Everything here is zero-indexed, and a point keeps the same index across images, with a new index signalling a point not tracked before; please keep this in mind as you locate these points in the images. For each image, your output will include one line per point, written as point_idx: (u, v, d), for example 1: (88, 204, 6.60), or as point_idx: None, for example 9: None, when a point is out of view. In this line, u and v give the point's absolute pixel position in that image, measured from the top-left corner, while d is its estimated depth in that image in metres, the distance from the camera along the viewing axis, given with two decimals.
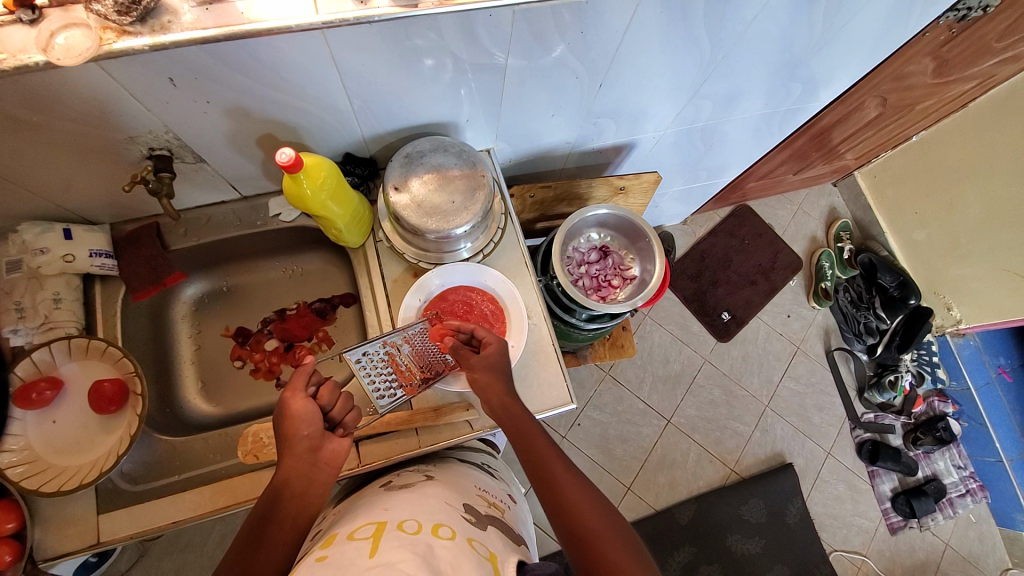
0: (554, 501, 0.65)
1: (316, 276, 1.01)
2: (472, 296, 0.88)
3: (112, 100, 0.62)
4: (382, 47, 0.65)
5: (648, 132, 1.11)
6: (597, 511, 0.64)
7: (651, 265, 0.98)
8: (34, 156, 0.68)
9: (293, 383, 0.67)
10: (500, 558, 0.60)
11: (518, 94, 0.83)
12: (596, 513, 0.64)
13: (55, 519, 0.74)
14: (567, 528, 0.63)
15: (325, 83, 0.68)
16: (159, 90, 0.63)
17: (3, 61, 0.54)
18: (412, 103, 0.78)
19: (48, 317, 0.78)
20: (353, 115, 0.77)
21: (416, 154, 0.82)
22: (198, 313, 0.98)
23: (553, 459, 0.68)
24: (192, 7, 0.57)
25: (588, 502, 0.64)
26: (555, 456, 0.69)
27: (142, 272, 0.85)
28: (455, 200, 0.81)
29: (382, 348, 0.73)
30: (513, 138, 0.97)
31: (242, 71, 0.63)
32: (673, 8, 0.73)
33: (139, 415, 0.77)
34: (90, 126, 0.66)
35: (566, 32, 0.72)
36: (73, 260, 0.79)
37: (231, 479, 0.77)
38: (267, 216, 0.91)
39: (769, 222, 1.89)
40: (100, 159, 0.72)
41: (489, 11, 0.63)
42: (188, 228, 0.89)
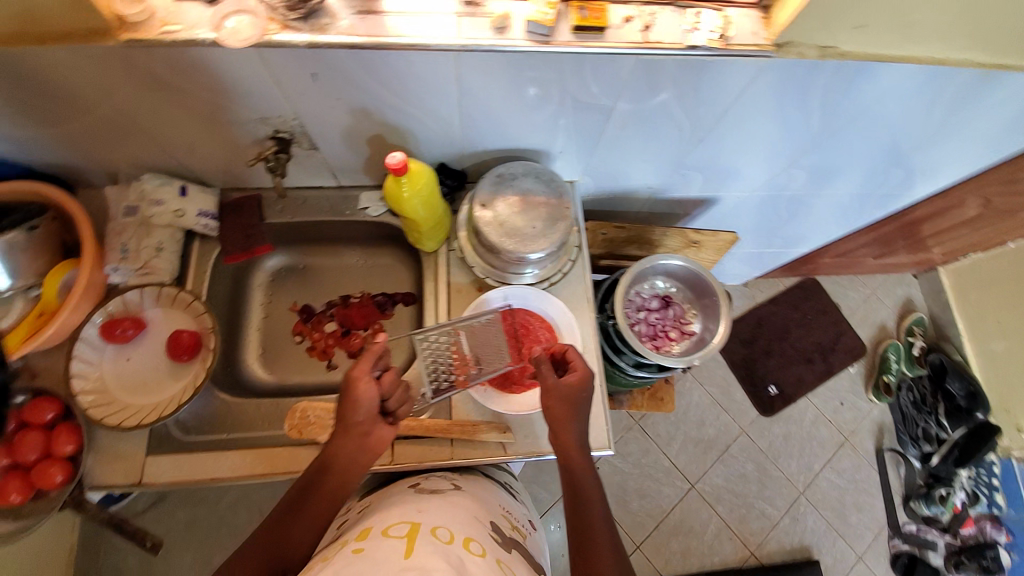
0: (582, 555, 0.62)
1: (384, 271, 1.06)
2: (530, 321, 0.88)
3: (255, 84, 0.68)
4: (504, 75, 0.68)
5: (734, 192, 1.09)
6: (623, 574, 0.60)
7: (713, 325, 0.94)
8: (176, 118, 0.75)
9: (361, 365, 0.68)
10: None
11: (617, 135, 0.84)
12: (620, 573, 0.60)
13: (107, 450, 0.78)
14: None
15: (443, 98, 0.72)
16: (299, 82, 0.68)
17: (177, 32, 0.60)
18: (516, 128, 0.81)
19: (147, 262, 0.84)
20: (460, 129, 0.80)
21: (508, 176, 0.84)
22: (273, 283, 1.04)
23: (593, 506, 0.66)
24: (350, 15, 0.62)
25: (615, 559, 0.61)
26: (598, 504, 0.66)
27: (237, 238, 0.91)
28: (536, 226, 0.82)
29: (448, 333, 0.82)
30: (600, 175, 0.98)
31: (375, 77, 0.67)
32: (792, 81, 0.74)
33: (206, 369, 0.80)
34: (230, 101, 0.72)
35: (681, 86, 0.73)
36: (182, 216, 0.86)
37: (274, 451, 0.80)
38: (355, 208, 0.96)
39: (835, 301, 1.81)
40: (229, 131, 0.79)
41: (614, 57, 0.65)
42: (284, 205, 0.95)
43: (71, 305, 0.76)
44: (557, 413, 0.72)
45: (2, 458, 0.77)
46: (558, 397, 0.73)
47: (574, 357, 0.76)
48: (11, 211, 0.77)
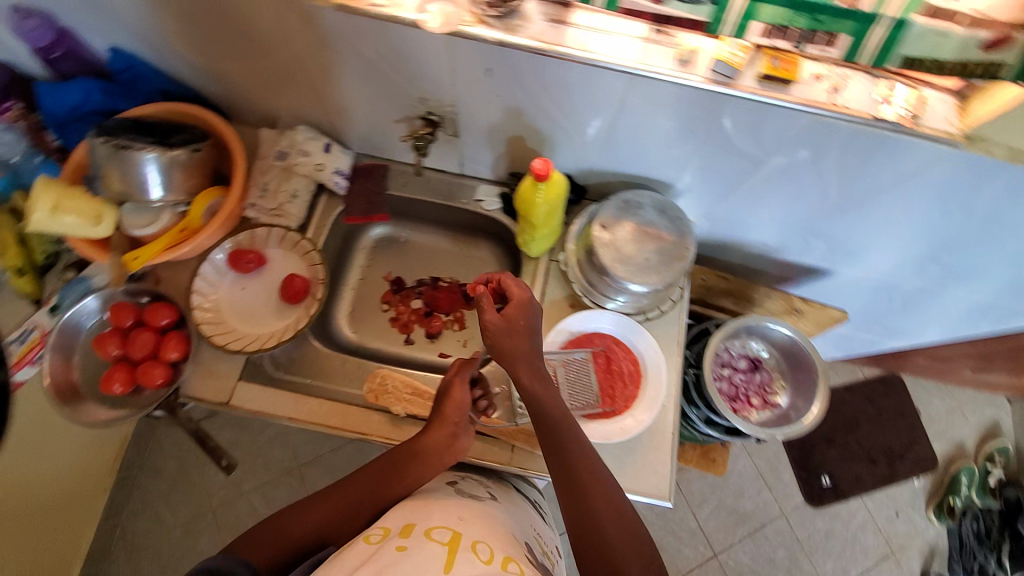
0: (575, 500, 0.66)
1: (478, 263, 1.07)
2: (616, 350, 0.85)
3: (430, 67, 0.72)
4: (670, 105, 0.68)
5: (850, 270, 1.03)
6: (616, 515, 0.66)
7: (804, 405, 0.88)
8: (346, 81, 0.80)
9: (461, 373, 0.84)
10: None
11: (756, 187, 0.82)
12: (613, 516, 0.65)
13: (205, 365, 0.84)
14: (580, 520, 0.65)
15: (600, 114, 0.73)
16: (472, 73, 0.70)
17: (383, 7, 0.63)
18: (655, 158, 0.81)
19: (281, 206, 0.90)
20: (601, 146, 0.80)
21: (635, 203, 0.83)
22: (375, 250, 1.09)
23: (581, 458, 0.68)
24: (542, 21, 0.64)
25: (607, 504, 0.66)
26: (587, 453, 0.69)
27: (360, 202, 0.96)
28: (650, 259, 0.80)
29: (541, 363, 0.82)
30: (719, 222, 0.95)
31: (544, 82, 0.69)
32: (969, 175, 0.69)
33: (311, 316, 0.86)
34: (400, 77, 0.76)
35: (849, 153, 0.70)
36: (321, 169, 0.92)
37: (346, 407, 0.84)
38: (471, 198, 0.99)
39: (915, 406, 1.67)
40: (386, 103, 0.83)
41: (793, 111, 0.64)
42: (407, 181, 1.00)
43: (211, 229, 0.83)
44: (519, 346, 0.70)
45: (114, 348, 0.82)
46: (516, 330, 0.70)
47: (510, 285, 0.73)
48: (178, 131, 0.82)
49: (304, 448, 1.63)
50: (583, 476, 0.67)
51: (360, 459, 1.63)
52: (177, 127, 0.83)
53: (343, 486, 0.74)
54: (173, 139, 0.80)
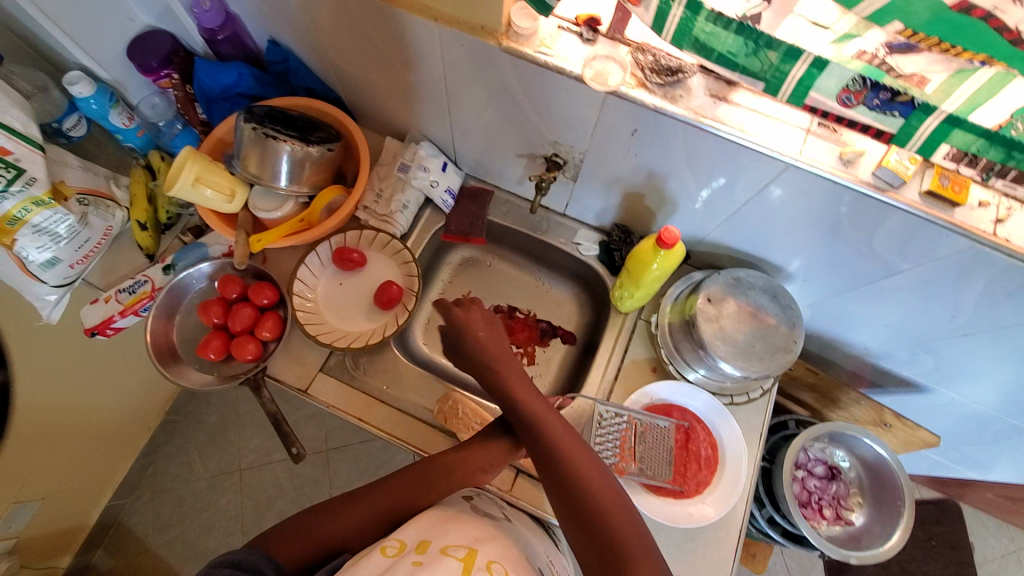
0: (556, 472, 0.64)
1: (557, 302, 1.08)
2: (696, 428, 0.82)
3: (574, 117, 0.73)
4: (815, 200, 0.67)
5: (948, 392, 0.98)
6: (608, 481, 0.63)
7: (882, 529, 0.83)
8: (483, 112, 0.82)
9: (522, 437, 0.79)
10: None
11: (878, 292, 0.79)
12: (603, 482, 0.63)
13: (292, 350, 0.89)
14: (566, 492, 0.62)
15: (736, 192, 0.72)
16: (616, 131, 0.71)
17: (549, 58, 0.65)
18: (775, 241, 0.80)
19: (390, 213, 0.93)
20: (723, 219, 0.80)
21: (746, 283, 0.81)
22: (459, 267, 1.10)
23: (556, 427, 0.67)
24: (705, 95, 0.64)
25: (595, 471, 0.63)
26: (561, 424, 0.67)
27: (462, 222, 0.99)
28: (756, 346, 0.78)
29: (623, 420, 0.79)
30: (821, 314, 0.93)
31: (688, 152, 0.69)
32: None
33: (398, 326, 0.88)
34: (538, 119, 0.77)
35: (995, 285, 0.66)
36: (434, 186, 0.95)
37: (415, 423, 0.86)
38: (568, 239, 1.00)
39: (973, 542, 1.55)
40: (512, 137, 0.85)
41: (947, 233, 0.61)
42: (508, 210, 1.02)
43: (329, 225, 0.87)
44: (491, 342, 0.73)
45: (215, 317, 0.87)
46: (478, 324, 0.75)
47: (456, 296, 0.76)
48: (317, 129, 0.86)
49: (335, 434, 1.67)
50: (562, 445, 0.65)
51: (385, 459, 1.64)
52: (315, 124, 0.87)
53: (372, 489, 0.74)
54: (313, 136, 0.84)
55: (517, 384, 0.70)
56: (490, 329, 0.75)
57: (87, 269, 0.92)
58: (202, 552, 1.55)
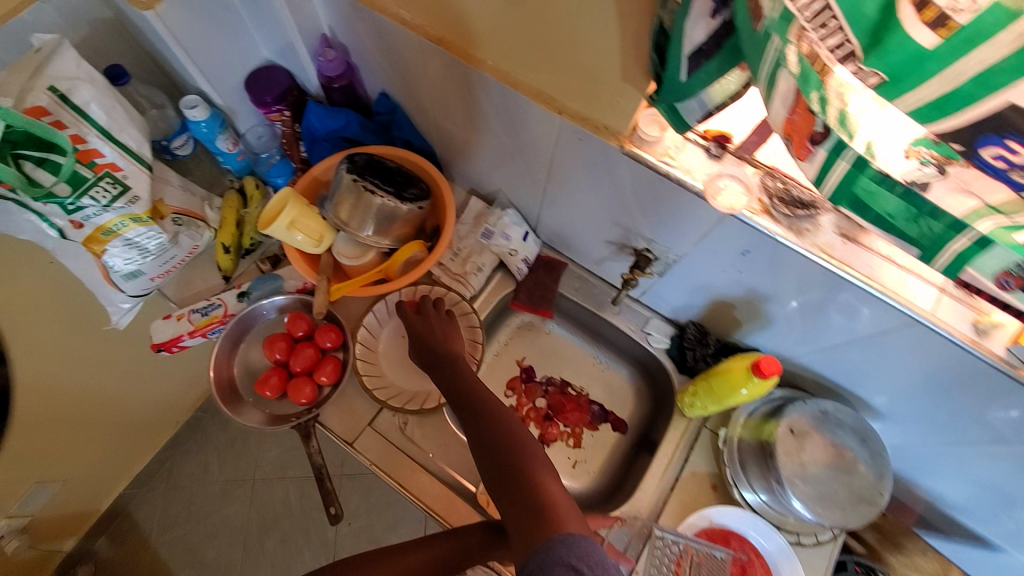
0: (498, 465, 0.61)
1: (612, 385, 1.03)
2: (755, 564, 0.76)
3: (682, 224, 0.70)
4: (935, 358, 0.62)
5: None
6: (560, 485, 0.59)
7: None
8: (581, 197, 0.81)
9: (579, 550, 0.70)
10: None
11: (975, 455, 0.73)
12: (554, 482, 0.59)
13: (346, 400, 0.87)
14: (509, 484, 0.59)
15: (843, 329, 0.69)
16: (725, 247, 0.68)
17: (672, 170, 0.63)
18: (871, 379, 0.75)
19: (464, 274, 0.94)
20: (820, 347, 0.75)
21: (834, 419, 0.76)
22: (518, 331, 1.07)
23: (507, 420, 0.66)
24: (834, 233, 0.61)
25: (545, 469, 0.60)
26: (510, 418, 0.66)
27: (532, 293, 0.97)
28: (839, 495, 0.73)
29: (681, 546, 0.75)
30: (901, 457, 0.86)
31: (803, 283, 0.65)
32: None
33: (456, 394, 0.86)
34: (641, 218, 0.75)
35: None
36: (513, 254, 0.93)
37: (456, 499, 0.82)
38: (639, 327, 0.95)
39: None
40: (605, 224, 0.83)
41: None
42: (580, 286, 0.99)
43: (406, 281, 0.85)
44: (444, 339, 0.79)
45: (279, 353, 0.88)
46: (442, 328, 0.80)
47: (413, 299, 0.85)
48: (412, 186, 0.85)
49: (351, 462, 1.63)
50: (511, 434, 0.63)
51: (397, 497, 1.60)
52: (410, 179, 0.87)
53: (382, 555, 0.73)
54: (407, 193, 0.84)
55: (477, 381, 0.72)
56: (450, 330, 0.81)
57: (165, 281, 0.94)
58: (201, 559, 1.52)
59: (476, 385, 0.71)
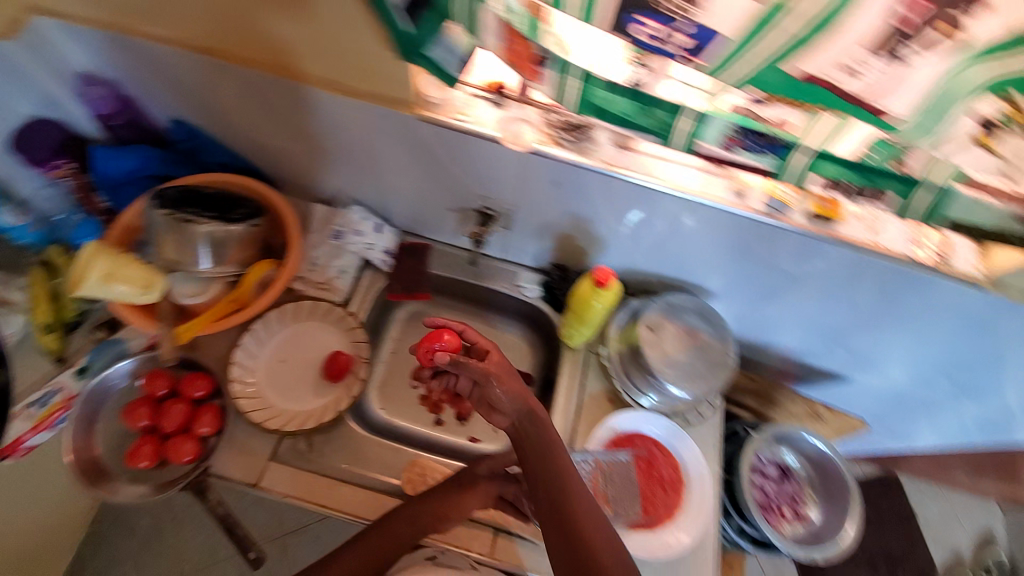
0: (561, 525, 0.63)
1: (510, 345, 1.07)
2: (657, 454, 0.85)
3: (499, 175, 0.76)
4: (724, 228, 0.73)
5: (867, 381, 1.07)
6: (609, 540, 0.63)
7: (839, 524, 0.90)
8: (413, 176, 0.84)
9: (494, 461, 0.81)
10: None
11: (791, 302, 0.87)
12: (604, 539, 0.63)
13: (237, 443, 0.81)
14: (567, 542, 0.62)
15: (654, 228, 0.79)
16: (538, 184, 0.75)
17: (465, 123, 0.68)
18: (699, 266, 0.85)
19: (328, 281, 0.91)
20: (648, 251, 0.85)
21: (679, 307, 0.87)
22: (407, 323, 1.07)
23: (567, 475, 0.64)
24: (611, 145, 0.69)
25: (599, 529, 0.63)
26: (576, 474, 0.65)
27: (405, 279, 0.97)
28: (695, 363, 0.85)
29: (589, 463, 0.81)
30: (749, 325, 0.99)
31: (609, 198, 0.74)
32: (993, 312, 0.75)
33: (352, 397, 0.83)
34: (467, 177, 0.79)
35: (882, 283, 0.75)
36: (371, 249, 0.93)
37: (382, 498, 0.80)
38: (512, 282, 1.01)
39: (912, 507, 1.70)
40: (443, 193, 0.86)
41: (834, 248, 0.69)
42: (450, 262, 1.02)
43: (263, 300, 0.83)
44: (514, 390, 0.62)
45: (144, 419, 0.80)
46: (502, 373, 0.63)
47: (446, 336, 0.70)
48: (239, 206, 0.84)
49: None
50: (567, 488, 0.64)
51: None
52: (237, 200, 0.85)
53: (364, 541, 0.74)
54: (234, 213, 0.82)
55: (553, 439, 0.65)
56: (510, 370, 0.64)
57: None
58: None
59: (553, 448, 0.65)
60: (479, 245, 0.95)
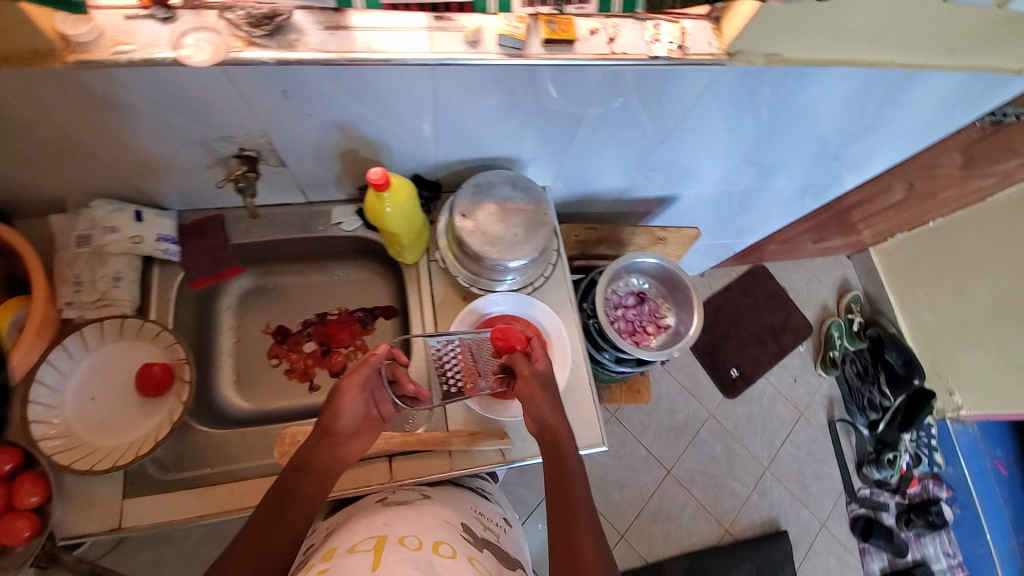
0: (563, 519, 0.66)
1: (360, 285, 1.02)
2: (518, 326, 0.87)
3: (220, 104, 0.66)
4: (480, 86, 0.69)
5: (690, 189, 1.20)
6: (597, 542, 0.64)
7: (688, 317, 1.02)
8: (134, 141, 0.71)
9: (352, 373, 0.75)
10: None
11: (586, 140, 0.89)
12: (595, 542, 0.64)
13: (79, 498, 0.73)
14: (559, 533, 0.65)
15: (417, 112, 0.73)
16: (268, 99, 0.66)
17: (132, 52, 0.58)
18: (489, 137, 0.83)
19: (105, 294, 0.79)
20: (434, 140, 0.80)
21: (485, 185, 0.85)
22: (242, 305, 0.98)
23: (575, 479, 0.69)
24: (320, 30, 0.61)
25: (593, 529, 0.65)
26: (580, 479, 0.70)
27: (201, 262, 0.86)
28: (517, 233, 0.83)
29: (458, 344, 0.82)
30: (567, 179, 1.04)
31: (351, 93, 0.66)
32: (745, 84, 0.81)
33: (182, 403, 0.76)
34: (191, 120, 0.69)
35: (643, 89, 0.78)
36: (140, 242, 0.81)
37: (268, 478, 0.76)
38: (327, 223, 0.92)
39: (783, 284, 1.97)
40: (188, 150, 0.75)
41: (583, 67, 0.69)
42: (250, 225, 0.90)
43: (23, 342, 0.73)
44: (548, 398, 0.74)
45: None
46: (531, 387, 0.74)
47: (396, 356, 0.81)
48: None
49: None
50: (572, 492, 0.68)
51: None
52: None
53: (285, 507, 0.66)
54: None
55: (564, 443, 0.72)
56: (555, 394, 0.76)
57: None
58: None
59: (562, 455, 0.71)
60: (247, 197, 0.82)
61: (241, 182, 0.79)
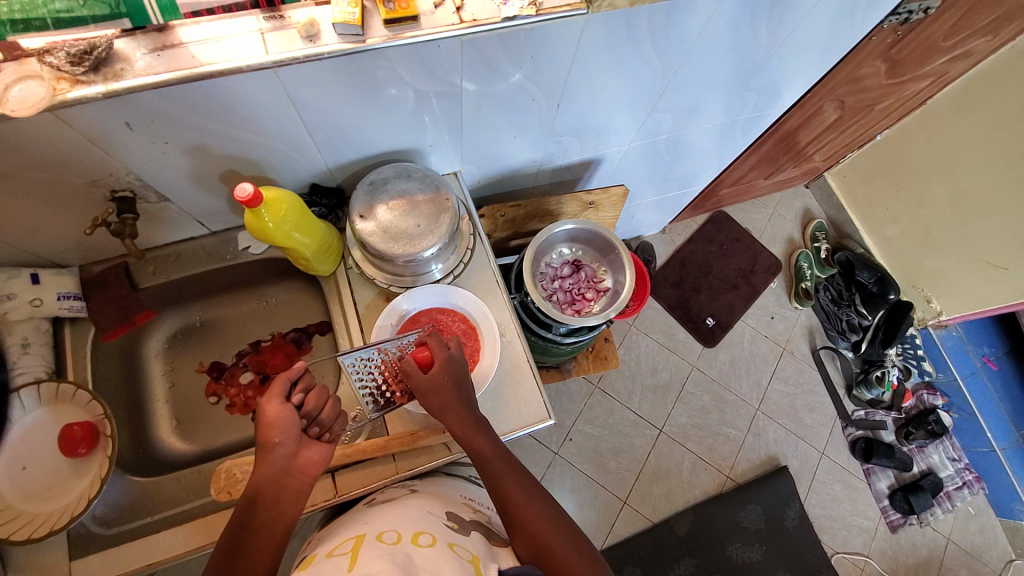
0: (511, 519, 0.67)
1: (291, 305, 1.01)
2: (442, 318, 0.86)
3: (73, 148, 0.65)
4: (337, 81, 0.68)
5: (613, 146, 1.17)
6: (551, 519, 0.67)
7: (622, 276, 1.02)
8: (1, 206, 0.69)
9: (270, 390, 0.67)
10: (483, 561, 0.60)
11: (478, 118, 0.87)
12: (549, 518, 0.67)
13: (25, 569, 0.72)
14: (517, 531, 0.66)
15: (283, 119, 0.71)
16: (115, 134, 0.65)
17: None
18: (373, 132, 0.81)
19: (17, 363, 0.78)
20: (314, 145, 0.79)
21: (380, 181, 0.84)
22: (171, 348, 0.97)
23: (508, 474, 0.69)
24: (145, 54, 0.59)
25: (543, 511, 0.67)
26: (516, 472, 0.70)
27: (110, 312, 0.86)
28: (421, 224, 0.82)
29: (376, 355, 0.74)
30: (479, 160, 1.02)
31: (199, 112, 0.65)
32: (618, 27, 0.77)
33: (108, 456, 0.76)
34: (51, 172, 0.67)
35: (516, 58, 0.76)
36: (41, 304, 0.79)
37: (215, 515, 0.75)
38: (237, 249, 0.92)
39: (744, 225, 1.95)
40: (62, 202, 0.73)
41: (437, 42, 0.67)
42: (156, 266, 0.89)
43: None
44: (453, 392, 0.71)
45: None
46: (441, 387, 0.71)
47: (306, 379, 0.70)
48: None
49: None
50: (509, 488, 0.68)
51: None
52: None
53: (239, 546, 0.58)
54: None
55: (483, 444, 0.70)
56: (461, 384, 0.72)
57: None
58: None
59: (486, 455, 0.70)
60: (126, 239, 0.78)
61: (115, 225, 0.77)
